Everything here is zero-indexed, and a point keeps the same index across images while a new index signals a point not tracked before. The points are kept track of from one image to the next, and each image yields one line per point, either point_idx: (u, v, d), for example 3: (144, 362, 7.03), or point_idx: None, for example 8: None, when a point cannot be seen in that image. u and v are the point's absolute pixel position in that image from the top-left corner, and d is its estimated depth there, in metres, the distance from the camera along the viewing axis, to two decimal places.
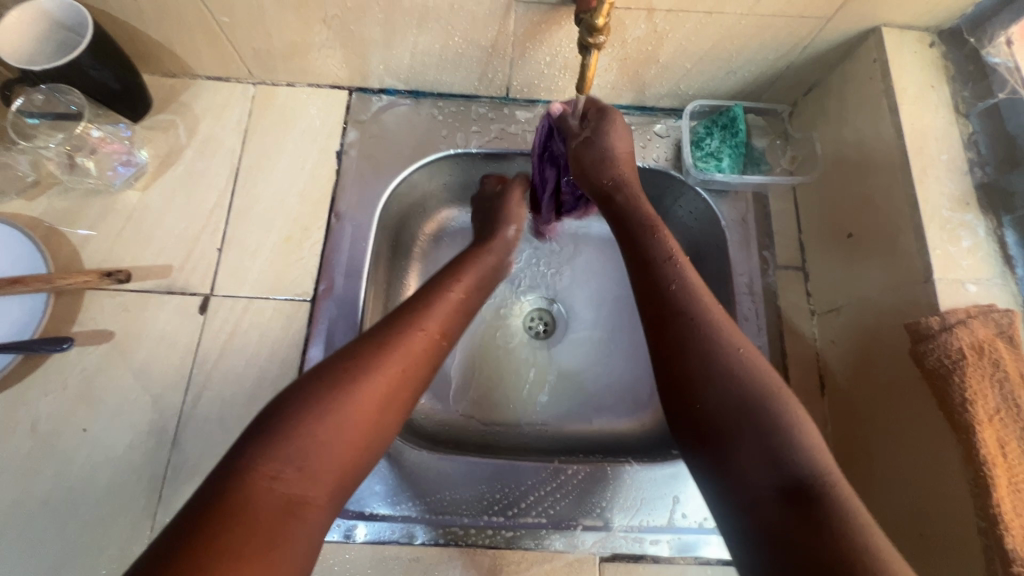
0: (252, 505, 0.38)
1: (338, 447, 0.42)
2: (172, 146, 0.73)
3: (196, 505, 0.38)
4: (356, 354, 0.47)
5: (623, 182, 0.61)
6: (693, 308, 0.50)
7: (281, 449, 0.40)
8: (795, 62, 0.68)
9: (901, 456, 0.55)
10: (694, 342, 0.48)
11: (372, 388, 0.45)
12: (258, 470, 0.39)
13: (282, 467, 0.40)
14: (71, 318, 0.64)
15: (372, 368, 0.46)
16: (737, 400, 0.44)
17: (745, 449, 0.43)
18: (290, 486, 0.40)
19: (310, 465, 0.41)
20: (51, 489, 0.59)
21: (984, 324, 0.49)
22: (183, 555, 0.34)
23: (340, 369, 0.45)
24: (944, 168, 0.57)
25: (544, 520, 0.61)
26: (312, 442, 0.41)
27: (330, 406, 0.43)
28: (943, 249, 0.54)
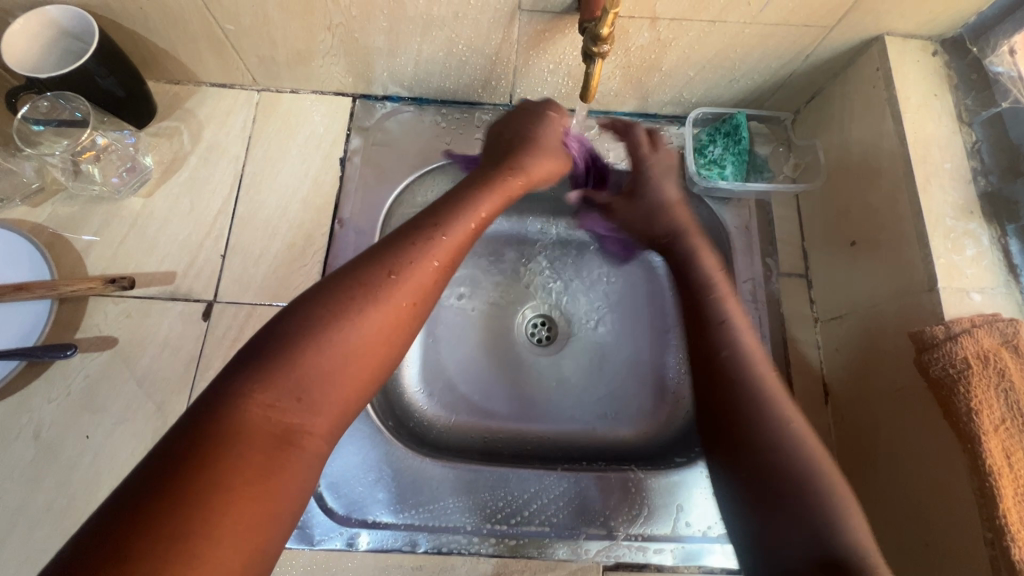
0: (245, 435, 0.35)
1: (341, 379, 0.39)
2: (177, 153, 0.73)
3: (179, 436, 0.34)
4: (363, 278, 0.42)
5: (677, 234, 0.66)
6: (741, 369, 0.52)
7: (276, 377, 0.37)
8: (798, 70, 0.68)
9: (906, 465, 0.55)
10: (744, 404, 0.50)
11: (382, 316, 0.41)
12: (250, 398, 0.36)
13: (281, 396, 0.37)
14: (74, 324, 0.64)
15: (381, 294, 0.42)
16: (782, 465, 0.46)
17: (783, 518, 0.45)
18: (287, 417, 0.37)
19: (311, 394, 0.38)
20: (54, 496, 0.59)
21: (988, 334, 0.49)
22: (167, 479, 0.32)
23: (346, 294, 0.41)
24: (947, 177, 0.57)
25: (547, 529, 0.60)
26: (310, 371, 0.38)
27: (330, 331, 0.39)
28: (947, 258, 0.54)
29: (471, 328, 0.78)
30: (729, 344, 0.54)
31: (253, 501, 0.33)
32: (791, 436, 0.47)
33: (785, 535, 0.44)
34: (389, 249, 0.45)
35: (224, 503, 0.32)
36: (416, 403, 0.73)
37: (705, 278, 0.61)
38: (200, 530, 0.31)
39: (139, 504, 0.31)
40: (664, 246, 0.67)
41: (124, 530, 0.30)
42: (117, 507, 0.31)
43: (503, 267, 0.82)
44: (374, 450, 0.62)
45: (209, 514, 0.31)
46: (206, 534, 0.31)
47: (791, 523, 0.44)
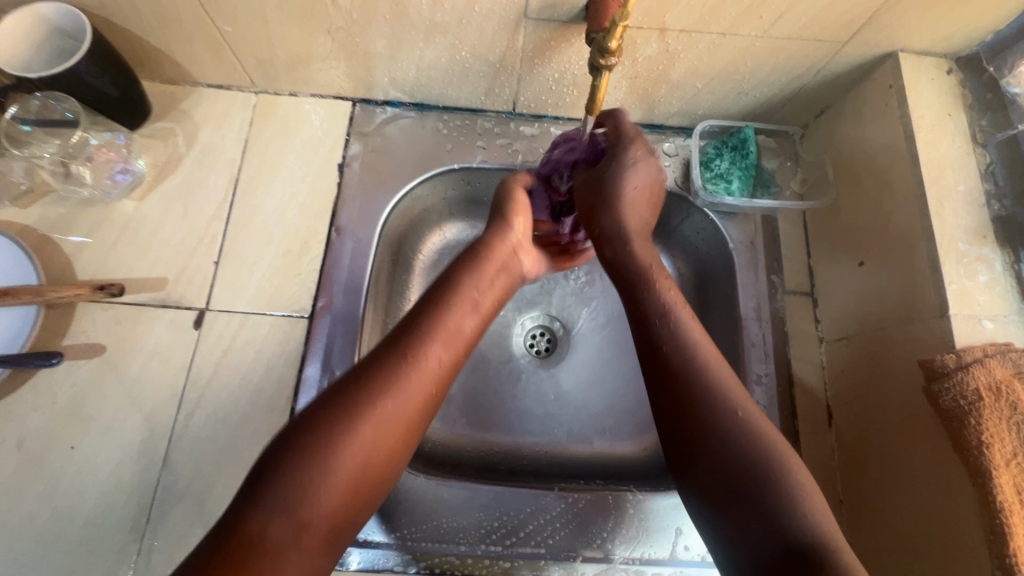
0: (240, 560, 0.35)
1: (335, 490, 0.40)
2: (171, 155, 0.71)
3: (186, 565, 0.35)
4: (351, 396, 0.42)
5: (618, 236, 0.57)
6: (696, 362, 0.48)
7: (270, 496, 0.38)
8: (808, 85, 0.67)
9: (911, 494, 0.54)
10: (704, 400, 0.46)
11: (372, 432, 0.42)
12: (245, 525, 0.37)
13: (274, 518, 0.37)
14: (62, 331, 0.62)
15: (370, 411, 0.42)
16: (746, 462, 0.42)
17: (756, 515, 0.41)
18: (281, 535, 0.37)
19: (303, 514, 0.38)
20: (36, 508, 0.57)
21: (1001, 364, 0.48)
22: None
23: (337, 412, 0.41)
24: (960, 200, 0.56)
25: (543, 551, 0.59)
26: (304, 490, 0.38)
27: (325, 446, 0.40)
28: (959, 283, 0.53)
29: None
30: (669, 334, 0.50)
31: None
32: (740, 419, 0.45)
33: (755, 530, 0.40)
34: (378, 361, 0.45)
35: None
36: None
37: (642, 269, 0.55)
38: None
39: None
40: (599, 243, 0.59)
41: None
42: None
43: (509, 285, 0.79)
44: None
45: None
46: None
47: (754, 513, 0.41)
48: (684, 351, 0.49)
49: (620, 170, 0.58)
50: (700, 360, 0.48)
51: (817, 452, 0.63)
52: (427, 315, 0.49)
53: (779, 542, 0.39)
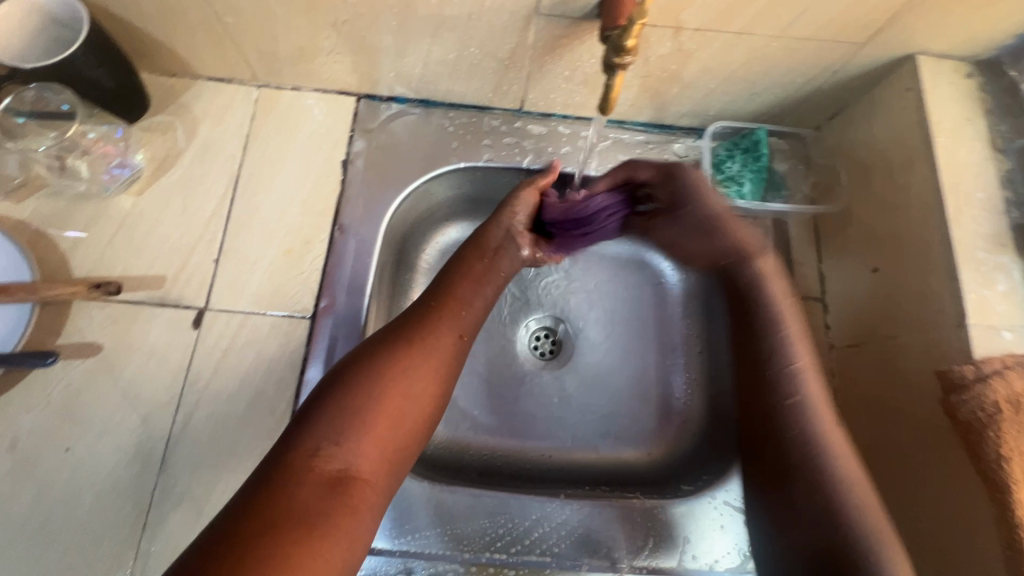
0: (296, 484, 0.39)
1: (379, 425, 0.44)
2: (170, 149, 0.69)
3: (249, 489, 0.39)
4: (385, 341, 0.49)
5: (740, 257, 0.62)
6: (791, 394, 0.56)
7: (319, 428, 0.42)
8: (823, 87, 0.65)
9: (925, 506, 0.53)
10: (785, 428, 0.55)
11: (405, 371, 0.47)
12: (298, 451, 0.41)
13: (324, 444, 0.41)
14: (57, 329, 0.60)
15: (403, 353, 0.48)
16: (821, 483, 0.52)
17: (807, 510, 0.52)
18: (333, 463, 0.41)
19: (350, 440, 0.42)
20: (30, 512, 0.56)
21: (1021, 376, 0.47)
22: (240, 520, 0.36)
23: (375, 354, 0.47)
24: (979, 207, 0.55)
25: (548, 559, 0.58)
26: (351, 422, 0.43)
27: (369, 383, 0.45)
28: (977, 292, 0.52)
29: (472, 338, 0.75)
30: (775, 351, 0.58)
31: (310, 536, 0.37)
32: (819, 432, 0.54)
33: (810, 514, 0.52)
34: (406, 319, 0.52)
35: (288, 544, 0.36)
36: None
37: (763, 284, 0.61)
38: (270, 554, 0.35)
39: (222, 533, 0.36)
40: (729, 266, 0.64)
41: (211, 554, 0.34)
42: (207, 535, 0.36)
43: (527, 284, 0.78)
44: None
45: (271, 553, 0.35)
46: (275, 556, 0.35)
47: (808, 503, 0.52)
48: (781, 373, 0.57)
49: (694, 202, 0.63)
50: (805, 383, 0.56)
51: None
52: (446, 283, 0.56)
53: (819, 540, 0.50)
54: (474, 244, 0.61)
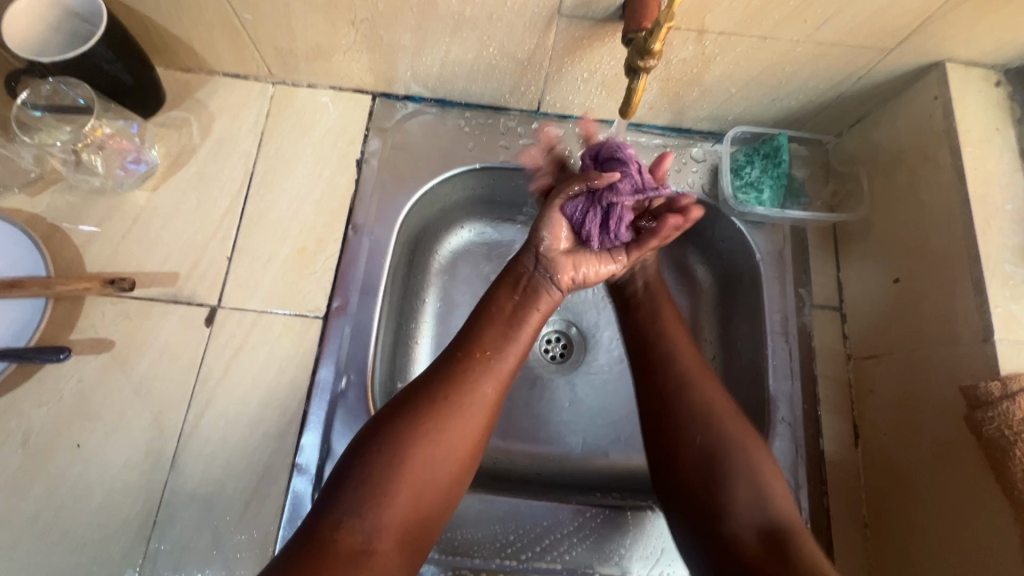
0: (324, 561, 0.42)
1: (401, 498, 0.46)
2: (185, 145, 0.69)
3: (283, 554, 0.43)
4: (413, 403, 0.49)
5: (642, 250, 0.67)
6: (674, 366, 0.58)
7: (347, 499, 0.45)
8: (846, 93, 0.64)
9: (945, 522, 0.52)
10: (679, 391, 0.56)
11: (429, 440, 0.48)
12: (324, 520, 0.44)
13: (346, 517, 0.44)
14: (70, 325, 0.60)
15: (429, 419, 0.48)
16: (715, 448, 0.53)
17: (734, 498, 0.51)
18: (357, 539, 0.44)
19: (371, 514, 0.45)
20: (40, 507, 0.56)
21: None
22: None
23: (399, 419, 0.48)
24: (1007, 220, 0.54)
25: (559, 566, 0.57)
26: (374, 496, 0.45)
27: (394, 455, 0.46)
28: (1005, 307, 0.51)
29: None
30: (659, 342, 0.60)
31: None
32: (720, 433, 0.54)
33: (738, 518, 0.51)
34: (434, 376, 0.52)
35: None
36: None
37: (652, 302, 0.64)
38: None
39: None
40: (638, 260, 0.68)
41: None
42: None
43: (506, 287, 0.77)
44: None
45: None
46: None
47: (742, 498, 0.51)
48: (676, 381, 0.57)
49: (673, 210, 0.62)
50: (694, 388, 0.56)
51: (842, 472, 0.61)
52: (474, 331, 0.56)
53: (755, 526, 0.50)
54: (502, 282, 0.60)
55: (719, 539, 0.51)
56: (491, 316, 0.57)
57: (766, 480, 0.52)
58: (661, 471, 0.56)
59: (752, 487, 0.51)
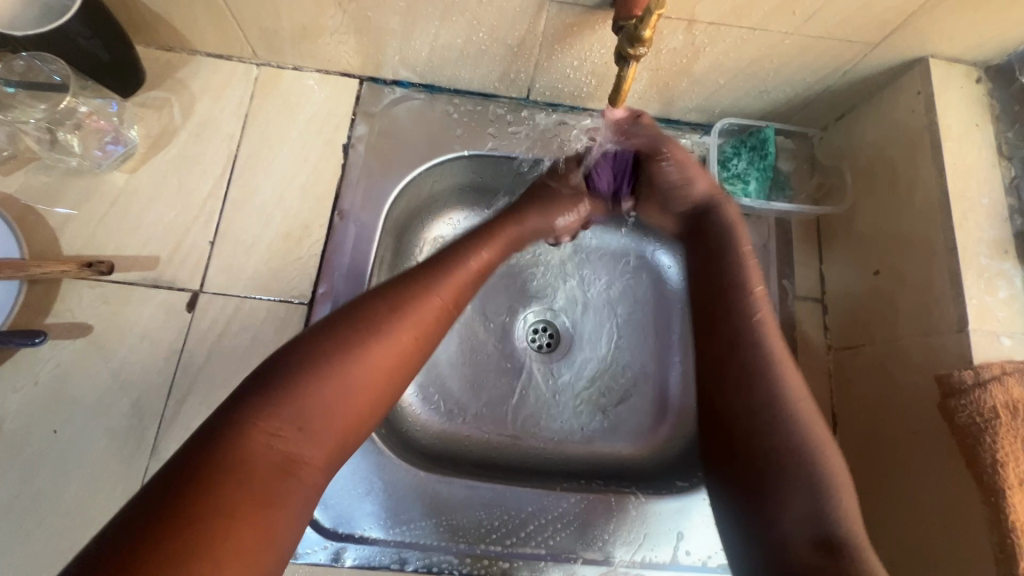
0: (234, 473, 0.38)
1: (339, 412, 0.44)
2: (165, 127, 0.67)
3: (192, 450, 0.39)
4: (364, 315, 0.47)
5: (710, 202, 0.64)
6: (761, 359, 0.53)
7: (279, 408, 0.42)
8: (833, 86, 0.65)
9: (916, 507, 0.54)
10: (761, 389, 0.52)
11: (378, 354, 0.46)
12: (253, 430, 0.40)
13: (281, 426, 0.41)
14: (45, 309, 0.59)
15: (383, 333, 0.47)
16: (788, 445, 0.49)
17: (790, 503, 0.47)
18: (285, 448, 0.41)
19: (309, 426, 0.42)
20: (17, 494, 0.55)
21: (1019, 383, 0.47)
22: (191, 492, 0.37)
23: (345, 332, 0.46)
24: (984, 214, 0.55)
25: (543, 552, 0.58)
26: (301, 399, 0.42)
27: (326, 370, 0.44)
28: (979, 299, 0.52)
29: (469, 331, 0.75)
30: (751, 336, 0.54)
31: (253, 520, 0.38)
32: (794, 420, 0.50)
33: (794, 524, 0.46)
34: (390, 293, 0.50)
35: (233, 521, 0.37)
36: (410, 406, 0.70)
37: (742, 291, 0.57)
38: (223, 529, 0.37)
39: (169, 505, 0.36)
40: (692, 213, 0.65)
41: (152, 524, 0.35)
42: (144, 508, 0.36)
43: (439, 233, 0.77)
44: (364, 462, 0.58)
45: (216, 537, 0.36)
46: (228, 533, 0.37)
47: (801, 498, 0.47)
48: (752, 388, 0.52)
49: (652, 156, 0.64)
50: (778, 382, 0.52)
51: None
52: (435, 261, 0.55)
53: (809, 535, 0.46)
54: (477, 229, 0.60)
55: (768, 533, 0.47)
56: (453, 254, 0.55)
57: (834, 483, 0.47)
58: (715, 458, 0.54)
59: (817, 493, 0.46)
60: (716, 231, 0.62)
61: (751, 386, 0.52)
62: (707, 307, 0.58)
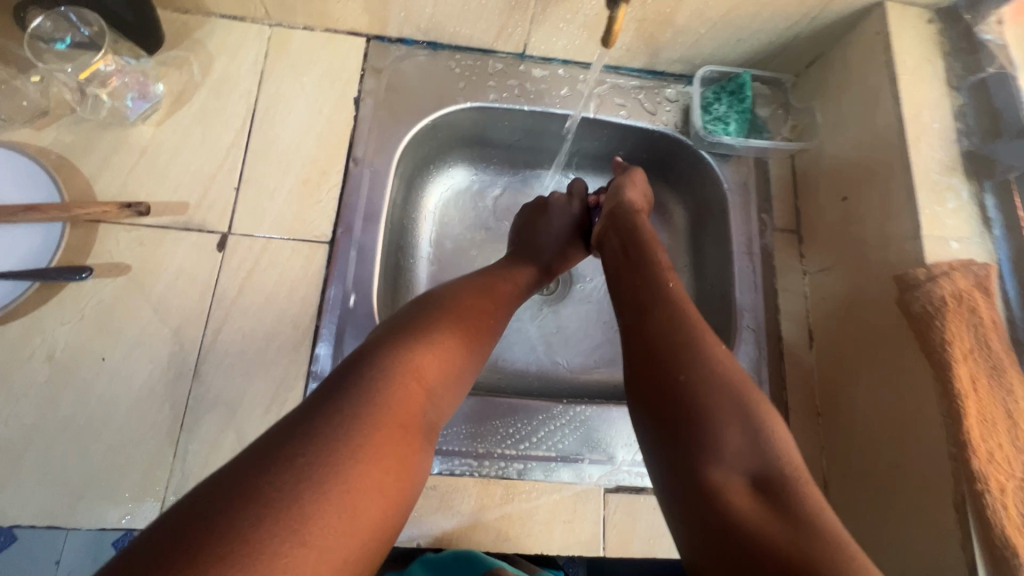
0: (394, 417, 0.43)
1: (457, 386, 0.51)
2: (187, 83, 0.72)
3: (359, 390, 0.43)
4: (471, 307, 0.56)
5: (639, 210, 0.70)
6: (679, 302, 0.55)
7: (425, 374, 0.47)
8: (802, 33, 0.72)
9: (881, 397, 0.61)
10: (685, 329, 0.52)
11: (479, 343, 0.54)
12: (409, 382, 0.46)
13: (425, 390, 0.47)
14: (86, 250, 0.63)
15: (480, 326, 0.55)
16: (715, 381, 0.47)
17: (729, 439, 0.45)
18: (424, 406, 0.46)
19: (438, 396, 0.48)
20: (68, 417, 0.59)
21: (963, 276, 0.55)
22: (366, 424, 0.41)
23: (463, 320, 0.54)
24: (936, 136, 0.62)
25: (553, 453, 0.64)
26: (441, 360, 0.49)
27: (447, 348, 0.50)
28: (931, 209, 0.59)
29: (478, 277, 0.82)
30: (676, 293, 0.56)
31: (401, 462, 0.41)
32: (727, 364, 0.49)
33: (731, 453, 0.44)
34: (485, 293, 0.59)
35: (389, 459, 0.41)
36: None
37: (655, 261, 0.60)
38: (380, 466, 0.40)
39: (350, 427, 0.40)
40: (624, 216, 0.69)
41: (330, 443, 0.39)
42: (320, 423, 0.40)
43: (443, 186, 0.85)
44: None
45: (373, 469, 0.39)
46: (381, 469, 0.40)
47: (736, 441, 0.45)
48: (671, 330, 0.52)
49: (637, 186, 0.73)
50: (700, 336, 0.51)
51: (798, 369, 0.71)
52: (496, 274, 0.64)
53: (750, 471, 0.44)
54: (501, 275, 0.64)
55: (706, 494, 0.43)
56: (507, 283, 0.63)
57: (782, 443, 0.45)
58: (653, 420, 0.48)
59: (751, 437, 0.45)
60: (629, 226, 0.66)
61: (678, 322, 0.52)
62: (631, 287, 0.58)
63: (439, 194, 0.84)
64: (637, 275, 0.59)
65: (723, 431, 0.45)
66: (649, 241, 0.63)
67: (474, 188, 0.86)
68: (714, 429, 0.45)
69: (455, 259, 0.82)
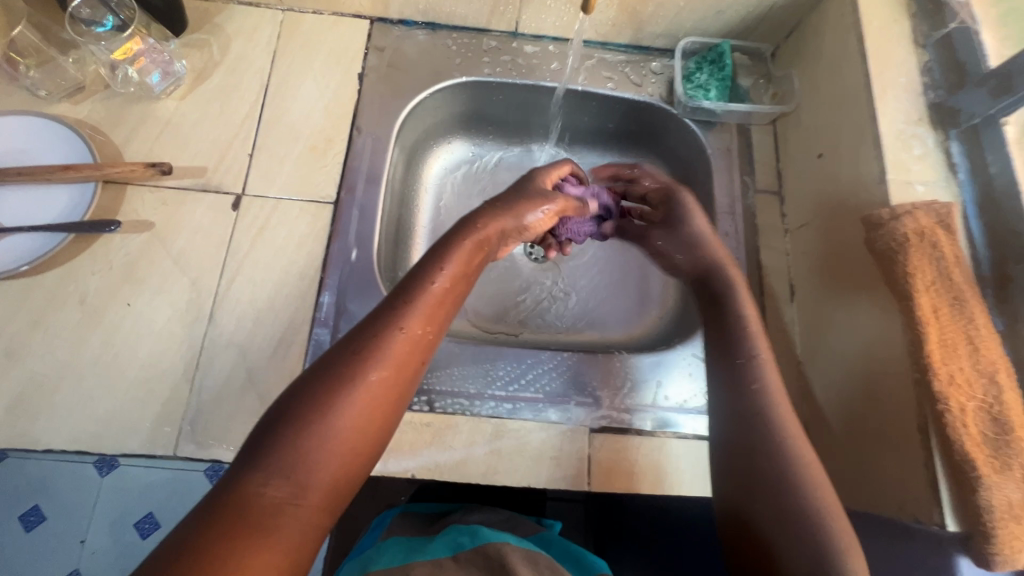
0: (231, 525, 0.37)
1: (333, 451, 0.42)
2: (207, 61, 0.79)
3: (201, 504, 0.39)
4: (336, 358, 0.45)
5: (717, 264, 0.65)
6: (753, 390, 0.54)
7: (267, 464, 0.40)
8: (777, 2, 0.76)
9: (855, 337, 0.63)
10: (751, 420, 0.52)
11: (361, 393, 0.43)
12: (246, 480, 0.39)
13: (267, 479, 0.40)
14: (116, 208, 0.70)
15: (361, 372, 0.44)
16: (776, 481, 0.49)
17: (786, 546, 0.46)
18: (275, 494, 0.39)
19: (298, 475, 0.40)
20: (97, 355, 0.65)
21: (926, 214, 0.57)
22: (193, 541, 0.36)
23: (330, 378, 0.43)
24: (902, 89, 0.65)
25: (541, 395, 0.68)
26: (302, 436, 0.41)
27: (302, 424, 0.41)
28: (896, 155, 0.62)
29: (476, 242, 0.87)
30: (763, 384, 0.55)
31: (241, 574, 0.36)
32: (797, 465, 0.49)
33: (788, 560, 0.45)
34: (362, 334, 0.47)
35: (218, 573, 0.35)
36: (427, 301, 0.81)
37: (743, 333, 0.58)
38: None
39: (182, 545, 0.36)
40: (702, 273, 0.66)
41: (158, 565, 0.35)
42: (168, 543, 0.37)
43: (443, 159, 0.90)
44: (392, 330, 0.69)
45: None
46: None
47: (793, 550, 0.45)
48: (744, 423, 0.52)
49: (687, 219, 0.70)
50: (770, 428, 0.51)
51: (779, 321, 0.73)
52: (406, 295, 0.50)
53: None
54: (399, 294, 0.50)
55: None
56: (421, 285, 0.50)
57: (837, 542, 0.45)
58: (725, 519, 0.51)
59: (809, 543, 0.45)
60: (717, 294, 0.63)
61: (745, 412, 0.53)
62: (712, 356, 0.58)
63: (438, 165, 0.89)
64: (720, 348, 0.58)
65: (778, 538, 0.46)
66: (719, 294, 0.62)
67: (473, 161, 0.91)
68: (778, 547, 0.46)
69: (451, 223, 0.87)
